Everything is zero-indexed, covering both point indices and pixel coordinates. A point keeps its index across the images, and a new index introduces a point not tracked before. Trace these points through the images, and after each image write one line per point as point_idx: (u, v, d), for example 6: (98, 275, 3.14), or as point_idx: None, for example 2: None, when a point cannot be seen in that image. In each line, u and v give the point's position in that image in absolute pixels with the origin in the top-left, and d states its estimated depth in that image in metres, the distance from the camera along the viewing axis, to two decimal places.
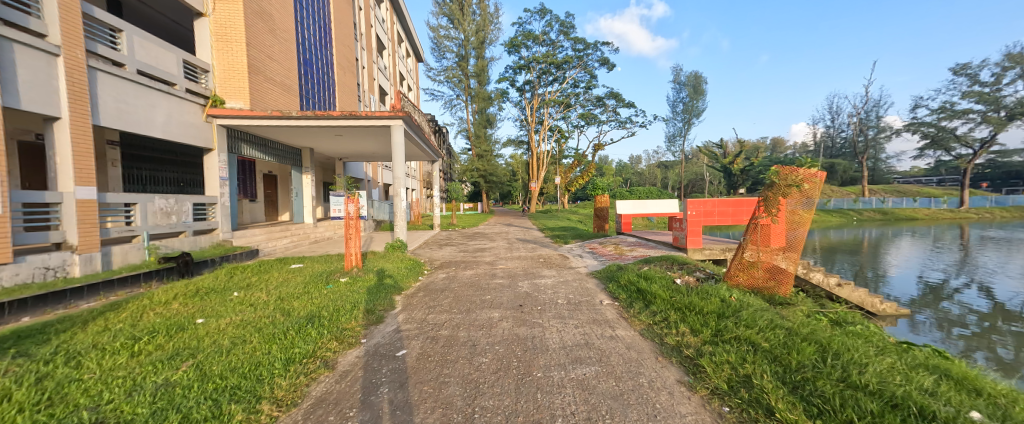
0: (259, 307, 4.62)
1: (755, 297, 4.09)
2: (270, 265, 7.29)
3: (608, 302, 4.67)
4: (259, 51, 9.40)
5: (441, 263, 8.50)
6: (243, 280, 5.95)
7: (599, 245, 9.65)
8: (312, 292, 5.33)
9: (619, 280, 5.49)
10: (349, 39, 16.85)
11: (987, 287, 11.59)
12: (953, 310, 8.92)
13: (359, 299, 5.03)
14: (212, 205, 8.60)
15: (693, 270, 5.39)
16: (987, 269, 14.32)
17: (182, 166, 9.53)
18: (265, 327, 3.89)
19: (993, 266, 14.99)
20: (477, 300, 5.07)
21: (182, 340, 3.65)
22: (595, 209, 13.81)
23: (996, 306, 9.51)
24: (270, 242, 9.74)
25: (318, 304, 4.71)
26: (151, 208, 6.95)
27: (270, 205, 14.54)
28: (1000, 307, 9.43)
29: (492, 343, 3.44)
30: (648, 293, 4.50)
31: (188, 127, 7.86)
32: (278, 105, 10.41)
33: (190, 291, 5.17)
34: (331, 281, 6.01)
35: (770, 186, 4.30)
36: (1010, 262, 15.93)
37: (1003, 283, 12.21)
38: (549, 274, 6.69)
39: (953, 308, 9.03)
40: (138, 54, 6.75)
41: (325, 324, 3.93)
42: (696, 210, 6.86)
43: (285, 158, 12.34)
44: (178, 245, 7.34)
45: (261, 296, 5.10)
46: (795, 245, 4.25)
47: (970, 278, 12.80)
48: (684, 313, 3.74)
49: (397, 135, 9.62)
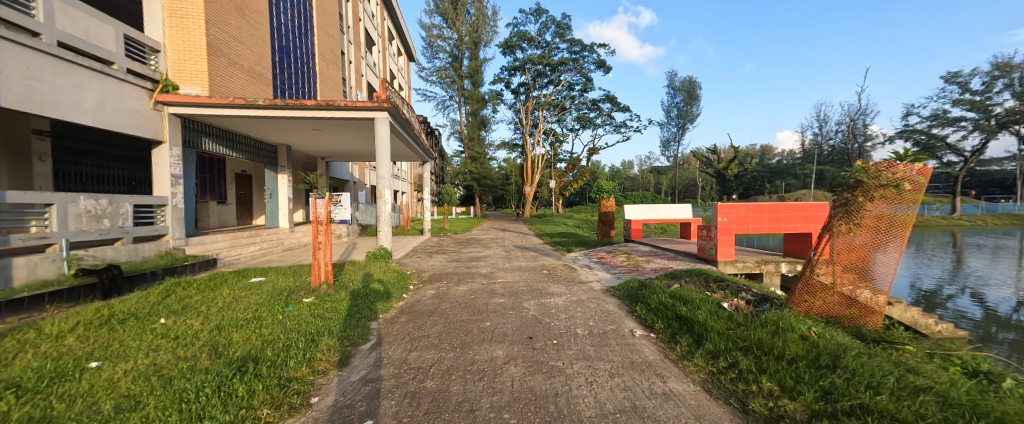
0: (182, 343, 3.47)
1: (841, 332, 3.09)
2: (223, 279, 6.09)
3: (643, 334, 3.63)
4: (222, 31, 8.30)
5: (430, 276, 7.34)
6: (179, 301, 4.76)
7: (608, 254, 8.64)
8: (263, 319, 4.20)
9: (648, 302, 4.51)
10: (334, 30, 15.81)
11: (981, 290, 11.54)
12: (969, 315, 8.48)
13: (321, 328, 3.89)
14: (161, 207, 7.36)
15: (738, 290, 4.39)
16: (975, 274, 14.36)
17: (132, 162, 8.29)
18: (178, 380, 2.74)
19: (982, 271, 15.05)
20: (474, 329, 3.99)
21: (42, 404, 2.48)
22: (599, 214, 12.83)
23: (999, 308, 9.29)
24: (233, 249, 8.46)
25: (266, 339, 3.57)
26: (75, 210, 5.66)
27: (242, 207, 13.25)
28: (999, 308, 9.34)
29: (498, 408, 2.37)
30: (694, 324, 3.47)
31: (129, 114, 6.61)
32: (243, 93, 9.19)
33: (100, 319, 3.97)
34: (291, 303, 4.84)
35: (855, 185, 3.31)
36: (996, 267, 16.03)
37: (993, 287, 12.21)
38: (557, 290, 5.64)
39: (977, 315, 8.48)
40: (60, 22, 5.49)
41: (261, 373, 2.76)
42: (727, 215, 5.88)
43: (258, 155, 11.09)
44: (111, 255, 6.06)
45: (193, 326, 3.96)
46: (888, 260, 3.27)
47: (962, 281, 12.85)
48: (760, 356, 2.72)
49: (382, 128, 8.53)
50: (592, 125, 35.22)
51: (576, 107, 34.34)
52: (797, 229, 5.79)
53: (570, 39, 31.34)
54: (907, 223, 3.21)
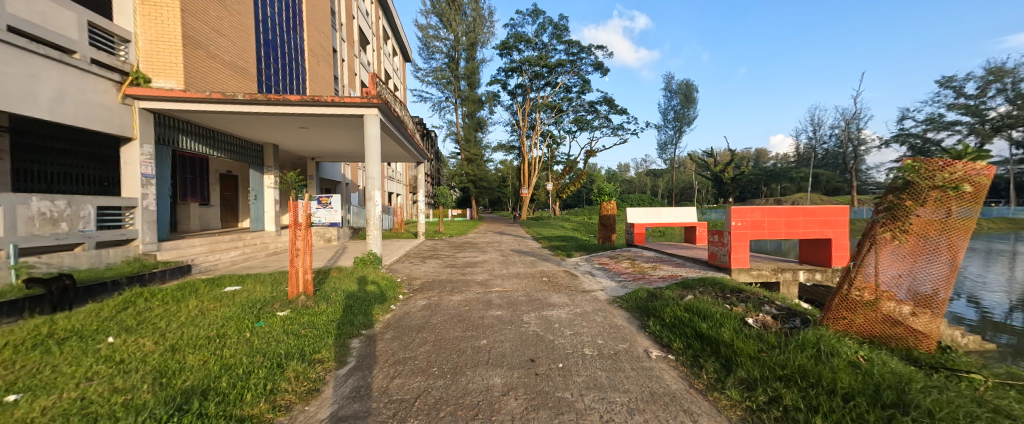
0: (123, 372, 2.93)
1: (894, 357, 2.64)
2: (194, 288, 5.57)
3: (660, 355, 3.19)
4: (200, 21, 7.82)
5: (422, 284, 6.83)
6: (135, 316, 4.22)
7: (611, 260, 8.20)
8: (228, 337, 3.68)
9: (661, 315, 4.08)
10: (326, 26, 15.36)
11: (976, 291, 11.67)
12: (972, 315, 8.44)
13: (291, 349, 3.39)
14: (130, 209, 6.84)
15: (760, 303, 3.96)
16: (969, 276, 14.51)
17: (103, 161, 7.74)
18: (104, 419, 2.21)
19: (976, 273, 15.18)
20: (467, 347, 3.53)
21: None
22: (600, 218, 12.41)
23: (997, 308, 9.35)
24: (211, 254, 7.91)
25: (226, 363, 3.06)
26: (26, 212, 5.11)
27: (227, 209, 12.68)
28: (995, 308, 9.44)
29: None
30: (719, 344, 3.04)
31: (92, 108, 6.04)
32: (223, 88, 8.68)
33: (34, 339, 3.42)
34: (263, 317, 4.32)
35: (903, 186, 2.90)
36: (990, 270, 16.19)
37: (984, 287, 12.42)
38: (560, 301, 5.18)
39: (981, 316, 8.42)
40: (11, 5, 4.94)
41: (206, 412, 2.24)
42: (742, 219, 5.46)
43: (242, 155, 10.54)
44: (69, 262, 5.53)
45: (145, 347, 3.43)
46: (940, 270, 2.86)
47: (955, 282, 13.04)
48: (807, 390, 2.27)
49: (372, 126, 8.05)
50: (590, 127, 35.08)
51: (573, 109, 34.13)
52: (816, 234, 5.41)
53: (568, 41, 31.16)
54: (964, 229, 2.79)
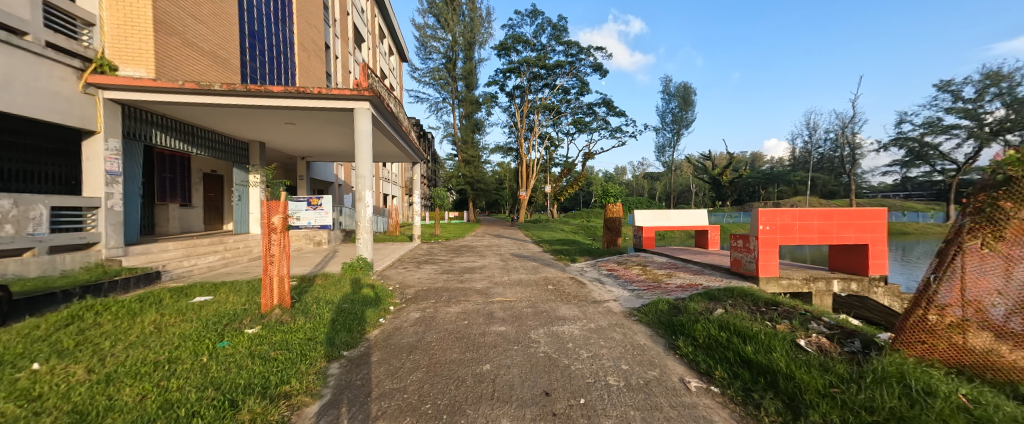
0: (27, 416, 2.27)
1: (1000, 395, 2.11)
2: (157, 298, 4.96)
3: (700, 387, 2.64)
4: (173, 6, 7.23)
5: (416, 293, 6.20)
6: (76, 335, 3.58)
7: (619, 266, 7.68)
8: (179, 363, 3.05)
9: (690, 333, 3.55)
10: (318, 20, 14.80)
11: None
12: None
13: (254, 378, 2.79)
14: (92, 210, 6.20)
15: (806, 321, 3.42)
16: None
17: (68, 157, 7.12)
18: None
19: None
20: (467, 375, 2.95)
21: None
22: (605, 221, 11.88)
23: None
24: (186, 260, 7.23)
25: (167, 400, 2.46)
26: None
27: (210, 210, 12.02)
28: None
29: None
30: (775, 375, 2.50)
31: (46, 97, 5.40)
32: (199, 79, 8.05)
33: None
34: (228, 336, 3.71)
35: (1001, 184, 2.44)
36: None
37: None
38: (570, 314, 4.60)
39: None
40: None
41: None
42: (770, 223, 4.95)
43: (225, 153, 9.90)
44: (14, 269, 4.91)
45: (73, 377, 2.79)
46: None
47: None
48: None
49: (362, 121, 7.46)
50: (589, 129, 34.72)
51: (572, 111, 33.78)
52: (851, 240, 4.92)
53: (568, 42, 30.85)
54: None
